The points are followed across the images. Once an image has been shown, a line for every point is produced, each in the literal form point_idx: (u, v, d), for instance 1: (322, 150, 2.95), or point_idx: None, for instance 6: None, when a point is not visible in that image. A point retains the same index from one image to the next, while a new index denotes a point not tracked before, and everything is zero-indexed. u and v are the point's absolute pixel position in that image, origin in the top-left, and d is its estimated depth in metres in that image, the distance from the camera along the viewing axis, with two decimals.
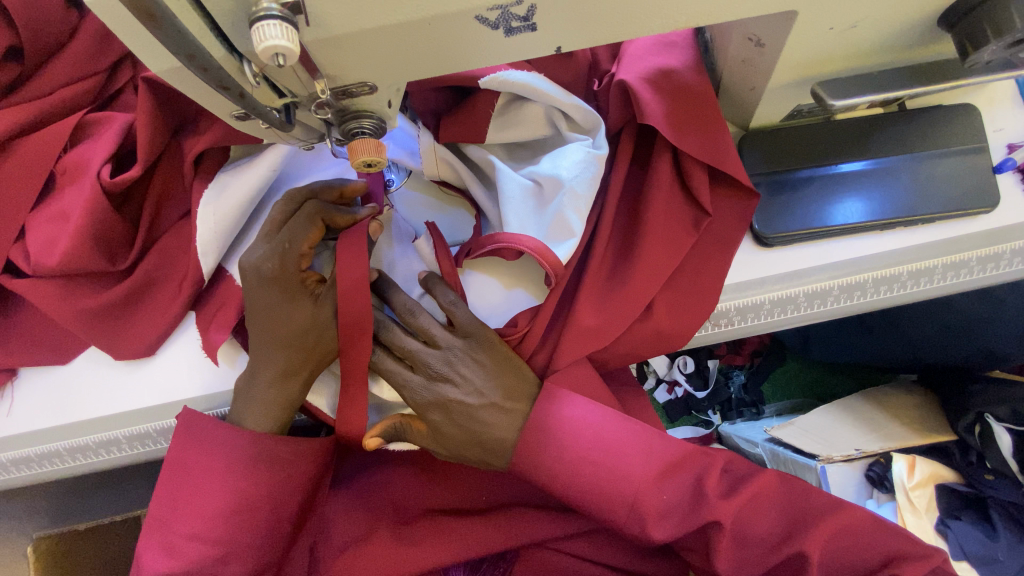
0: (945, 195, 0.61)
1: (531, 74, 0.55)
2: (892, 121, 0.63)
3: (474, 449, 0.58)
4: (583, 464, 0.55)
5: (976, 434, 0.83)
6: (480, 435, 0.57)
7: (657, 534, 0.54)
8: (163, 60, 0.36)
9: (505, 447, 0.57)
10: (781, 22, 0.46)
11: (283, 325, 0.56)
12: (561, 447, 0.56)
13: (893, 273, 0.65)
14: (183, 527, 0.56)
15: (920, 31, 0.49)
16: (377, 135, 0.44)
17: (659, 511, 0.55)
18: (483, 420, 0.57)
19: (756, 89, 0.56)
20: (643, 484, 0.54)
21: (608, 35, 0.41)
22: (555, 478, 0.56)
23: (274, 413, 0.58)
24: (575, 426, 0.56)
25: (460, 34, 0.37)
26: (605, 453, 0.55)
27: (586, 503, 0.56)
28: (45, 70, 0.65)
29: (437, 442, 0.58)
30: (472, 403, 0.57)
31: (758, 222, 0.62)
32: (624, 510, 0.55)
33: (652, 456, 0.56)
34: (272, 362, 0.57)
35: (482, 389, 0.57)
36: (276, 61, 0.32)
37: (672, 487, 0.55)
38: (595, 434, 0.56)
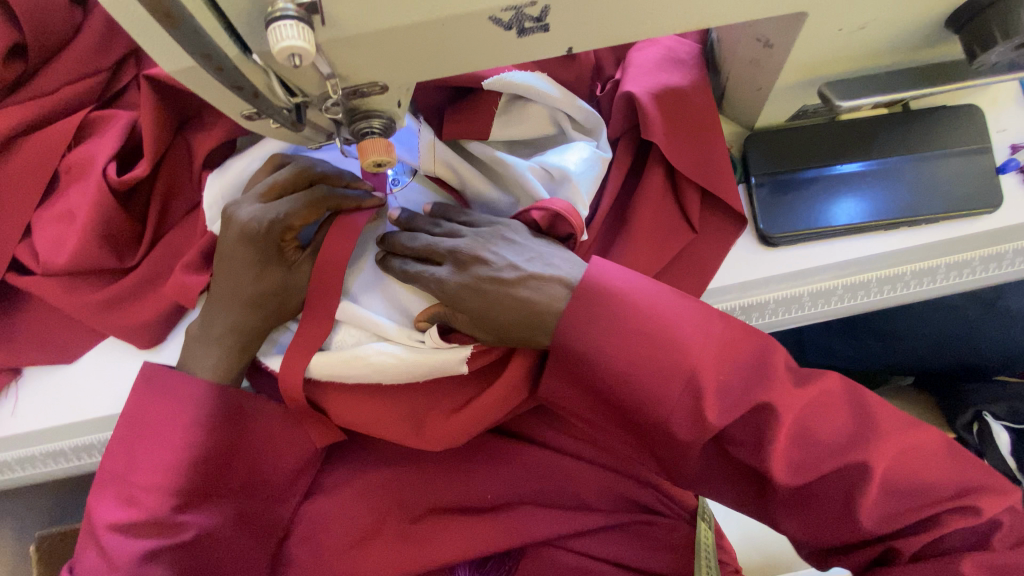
0: (948, 192, 0.61)
1: (532, 75, 0.55)
2: (897, 119, 0.63)
3: (519, 324, 0.53)
4: (632, 321, 0.51)
5: (975, 433, 0.84)
6: (539, 320, 0.52)
7: (711, 417, 0.49)
8: (176, 60, 0.36)
9: (553, 311, 0.52)
10: (791, 24, 0.46)
11: (254, 279, 0.57)
12: (613, 315, 0.51)
13: (898, 271, 0.66)
14: (141, 479, 0.58)
15: (929, 32, 0.49)
16: (387, 134, 0.44)
17: (713, 391, 0.49)
18: (523, 295, 0.52)
19: (763, 89, 0.56)
20: (695, 358, 0.49)
21: (621, 36, 0.41)
22: (612, 358, 0.51)
23: (231, 362, 0.61)
24: (612, 285, 0.52)
25: (472, 34, 0.37)
26: (654, 324, 0.51)
27: (625, 369, 0.50)
28: (49, 68, 0.64)
29: (475, 317, 0.54)
30: (505, 277, 0.53)
31: (763, 221, 0.63)
32: (678, 389, 0.50)
33: (684, 314, 0.51)
34: (236, 315, 0.59)
35: (514, 263, 0.53)
36: (291, 62, 0.32)
37: (732, 369, 0.50)
38: (628, 295, 0.52)
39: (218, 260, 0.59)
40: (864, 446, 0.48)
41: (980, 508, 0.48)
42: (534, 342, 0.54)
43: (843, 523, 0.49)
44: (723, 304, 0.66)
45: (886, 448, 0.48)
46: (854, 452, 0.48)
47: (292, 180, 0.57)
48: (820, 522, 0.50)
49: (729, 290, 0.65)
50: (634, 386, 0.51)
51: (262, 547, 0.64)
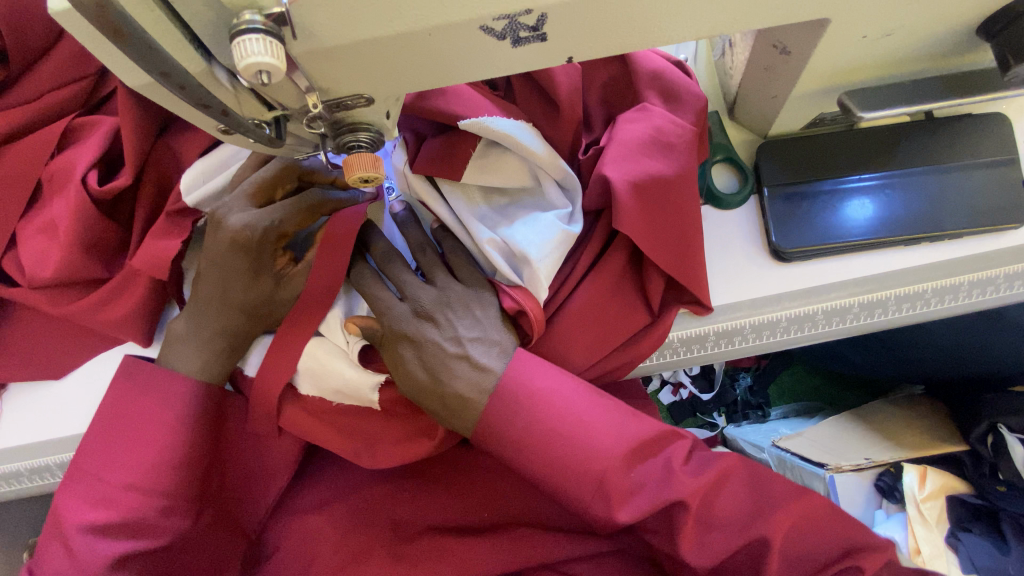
0: (971, 208, 0.58)
1: (516, 123, 0.53)
2: (920, 130, 0.59)
3: (443, 405, 0.52)
4: (554, 420, 0.49)
5: (988, 445, 0.80)
6: (460, 408, 0.51)
7: (619, 514, 0.48)
8: (138, 75, 0.33)
9: (477, 408, 0.51)
10: (810, 31, 0.42)
11: (238, 281, 0.55)
12: (527, 413, 0.50)
13: (918, 290, 0.62)
14: (117, 478, 0.55)
15: (961, 38, 0.45)
16: (375, 148, 0.42)
17: (628, 489, 0.49)
18: (461, 373, 0.52)
19: (778, 97, 0.52)
20: (610, 462, 0.48)
21: (624, 44, 0.37)
22: (528, 457, 0.50)
23: (211, 368, 0.59)
24: (532, 383, 0.51)
25: (463, 45, 0.34)
26: (571, 427, 0.49)
27: (535, 470, 0.50)
28: (31, 74, 0.61)
29: (407, 378, 0.53)
30: (451, 351, 0.52)
31: (775, 235, 0.59)
32: (589, 488, 0.48)
33: (602, 411, 0.50)
34: (223, 319, 0.57)
35: (467, 342, 0.53)
36: (259, 79, 0.29)
37: (645, 468, 0.49)
38: (557, 388, 0.51)
39: (206, 259, 0.56)
40: (765, 519, 0.47)
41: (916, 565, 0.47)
42: (451, 425, 0.53)
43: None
44: (732, 322, 0.63)
45: (800, 505, 0.48)
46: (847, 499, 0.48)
47: (283, 180, 0.54)
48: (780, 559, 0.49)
49: (739, 307, 0.62)
50: (545, 472, 0.49)
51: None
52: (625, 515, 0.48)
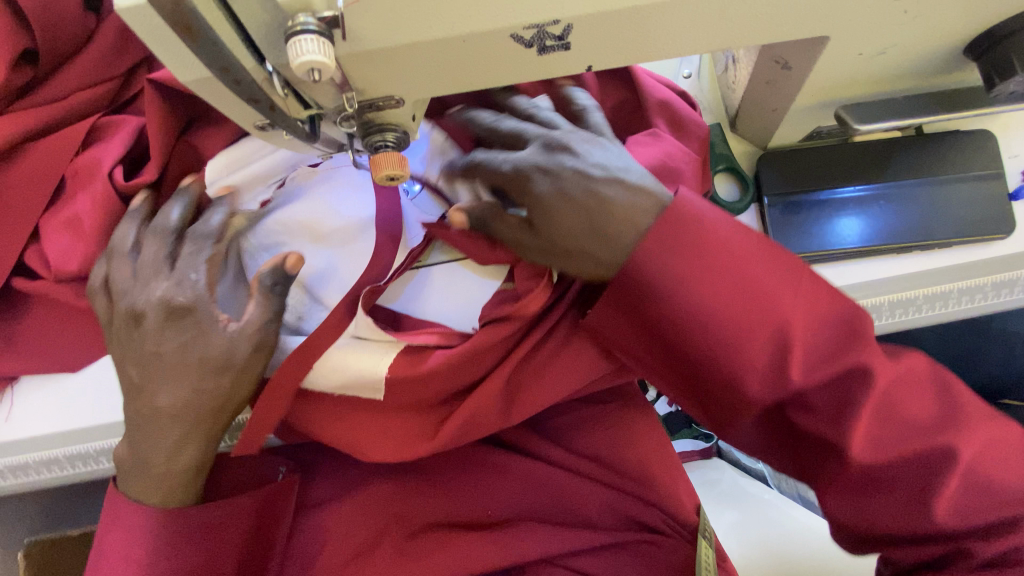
0: (959, 218, 0.61)
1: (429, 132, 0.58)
2: (911, 144, 0.63)
3: (590, 240, 0.45)
4: (734, 269, 0.43)
5: None
6: (585, 245, 0.45)
7: (795, 377, 0.41)
8: (191, 70, 0.35)
9: (622, 246, 0.44)
10: (810, 48, 0.45)
11: (198, 358, 0.51)
12: (725, 280, 0.43)
13: (908, 296, 0.65)
14: (117, 559, 0.54)
15: (950, 57, 0.48)
16: (400, 147, 0.44)
17: (805, 346, 0.42)
18: (597, 249, 0.45)
19: (779, 110, 0.55)
20: (795, 320, 0.42)
21: (641, 55, 0.40)
22: (669, 244, 0.43)
23: (173, 493, 0.55)
24: (701, 218, 0.44)
25: (493, 51, 0.37)
26: (750, 297, 0.42)
27: (691, 330, 0.44)
28: (58, 75, 0.64)
29: (542, 224, 0.46)
30: (595, 199, 0.45)
31: (775, 242, 0.62)
32: (762, 334, 0.42)
33: (782, 274, 0.43)
34: (185, 448, 0.54)
35: (610, 194, 0.45)
36: (310, 76, 0.31)
37: (824, 328, 0.43)
38: (739, 241, 0.43)
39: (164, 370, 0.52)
40: (955, 430, 0.41)
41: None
42: (585, 255, 0.46)
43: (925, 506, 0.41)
44: None
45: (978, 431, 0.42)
46: None
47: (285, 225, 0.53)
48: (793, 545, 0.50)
49: None
50: (695, 344, 0.44)
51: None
52: (800, 377, 0.42)
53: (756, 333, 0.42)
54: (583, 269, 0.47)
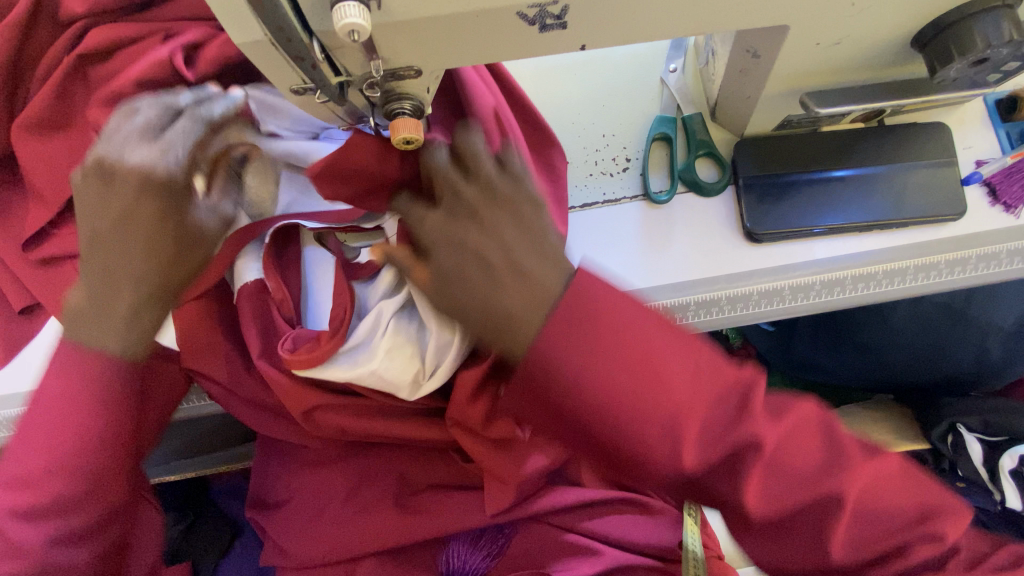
0: (915, 201, 0.68)
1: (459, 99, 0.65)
2: (872, 134, 0.70)
3: (511, 271, 0.46)
4: (632, 346, 0.42)
5: (949, 443, 0.92)
6: (505, 321, 0.45)
7: (688, 459, 0.43)
8: (245, 33, 0.40)
9: (550, 294, 0.44)
10: (776, 37, 0.52)
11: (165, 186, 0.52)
12: (592, 349, 0.42)
13: (869, 271, 0.70)
14: None
15: (898, 49, 0.55)
16: (416, 115, 0.50)
17: (694, 436, 0.43)
18: (511, 288, 0.45)
19: (751, 98, 0.62)
20: (689, 406, 0.42)
21: (626, 36, 0.47)
22: (575, 339, 0.42)
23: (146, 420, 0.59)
24: (601, 296, 0.43)
25: (501, 26, 0.43)
26: (644, 363, 0.42)
27: (604, 429, 0.43)
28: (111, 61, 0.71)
29: (444, 240, 0.49)
30: (512, 255, 0.46)
31: (749, 219, 0.69)
32: (660, 429, 0.42)
33: (672, 342, 0.43)
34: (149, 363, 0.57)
35: (515, 243, 0.47)
36: (351, 37, 0.37)
37: (720, 409, 0.44)
38: (633, 308, 0.43)
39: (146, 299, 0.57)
40: (838, 474, 0.46)
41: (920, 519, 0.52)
42: (534, 284, 0.45)
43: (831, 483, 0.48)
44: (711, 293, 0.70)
45: (866, 473, 0.47)
46: None
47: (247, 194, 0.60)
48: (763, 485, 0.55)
49: (718, 279, 0.70)
50: (593, 417, 0.43)
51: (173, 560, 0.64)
52: (689, 460, 0.43)
53: (664, 440, 0.42)
54: (507, 342, 0.45)
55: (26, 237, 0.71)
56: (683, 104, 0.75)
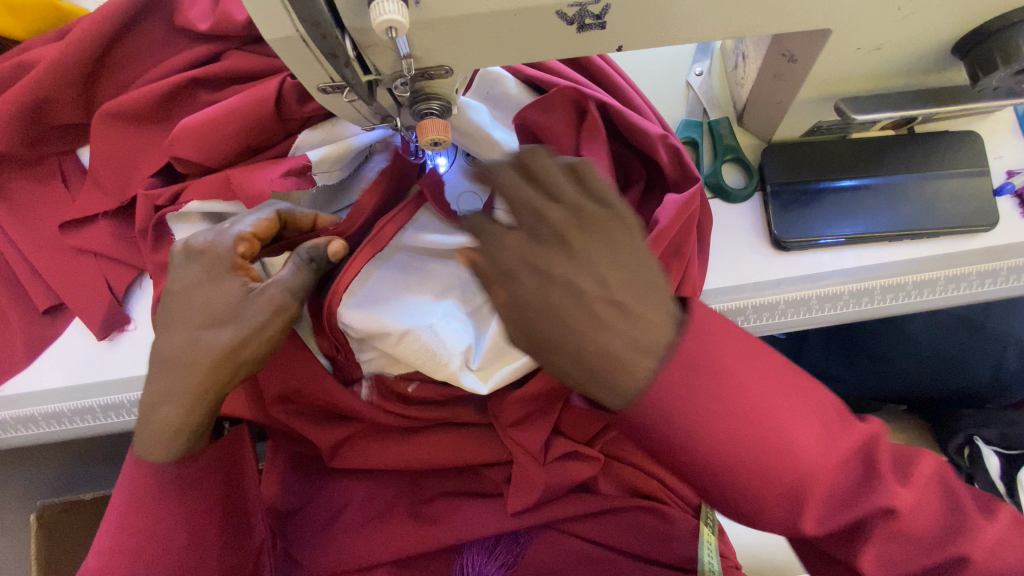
0: (948, 211, 0.66)
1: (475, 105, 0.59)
2: (904, 141, 0.68)
3: (599, 360, 0.39)
4: (757, 413, 0.39)
5: (965, 456, 0.88)
6: (606, 370, 0.38)
7: (809, 527, 0.41)
8: (276, 29, 0.39)
9: (653, 351, 0.39)
10: (816, 41, 0.50)
11: (205, 306, 0.53)
12: (722, 385, 0.39)
13: (899, 281, 0.69)
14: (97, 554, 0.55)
15: (938, 56, 0.54)
16: (444, 115, 0.49)
17: (821, 496, 0.41)
18: (601, 321, 0.39)
19: (783, 103, 0.61)
20: (815, 472, 0.40)
21: (664, 38, 0.45)
22: (685, 405, 0.38)
23: (166, 441, 0.54)
24: (740, 380, 0.39)
25: (539, 25, 0.42)
26: (764, 433, 0.39)
27: (709, 480, 0.41)
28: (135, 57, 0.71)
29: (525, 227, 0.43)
30: (579, 202, 0.41)
31: (777, 227, 0.67)
32: (779, 495, 0.40)
33: (802, 399, 0.41)
34: (163, 386, 0.53)
35: (575, 185, 0.42)
36: (388, 34, 0.36)
37: (845, 475, 0.42)
38: (744, 359, 0.40)
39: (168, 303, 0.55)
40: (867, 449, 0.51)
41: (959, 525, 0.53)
42: (603, 344, 0.38)
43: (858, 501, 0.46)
44: (736, 301, 0.69)
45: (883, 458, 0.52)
46: None
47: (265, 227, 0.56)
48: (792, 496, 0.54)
49: (743, 287, 0.69)
50: (709, 479, 0.40)
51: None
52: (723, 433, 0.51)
53: (782, 499, 0.40)
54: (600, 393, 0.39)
55: (49, 236, 0.71)
56: (709, 108, 0.74)
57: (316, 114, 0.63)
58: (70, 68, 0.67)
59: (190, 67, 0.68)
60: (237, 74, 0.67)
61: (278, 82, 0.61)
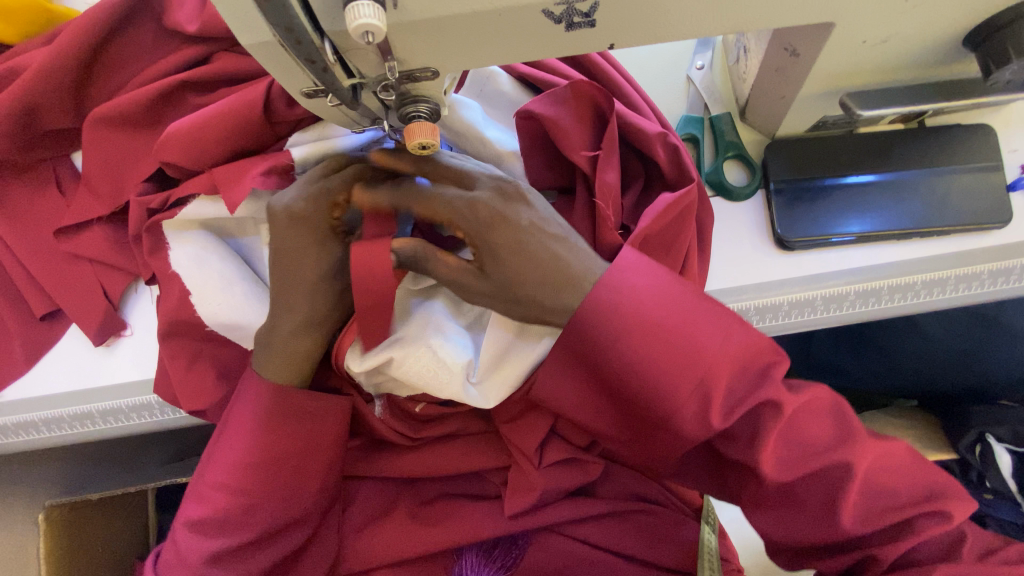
0: (958, 207, 0.64)
1: (468, 110, 0.57)
2: (912, 136, 0.66)
3: (544, 292, 0.51)
4: (688, 331, 0.50)
5: (977, 454, 0.85)
6: (552, 296, 0.51)
7: (716, 420, 0.49)
8: (253, 34, 0.38)
9: (578, 296, 0.51)
10: (818, 35, 0.48)
11: (312, 261, 0.57)
12: (627, 300, 0.50)
13: (908, 281, 0.67)
14: (210, 478, 0.62)
15: (948, 49, 0.52)
16: (433, 119, 0.47)
17: (724, 401, 0.50)
18: (557, 260, 0.51)
19: (786, 98, 0.59)
20: (717, 362, 0.49)
21: (657, 36, 0.43)
22: (619, 333, 0.50)
23: (290, 365, 0.61)
24: (632, 283, 0.50)
25: (526, 25, 0.40)
26: (675, 325, 0.50)
27: (634, 388, 0.51)
28: (129, 61, 0.70)
29: (492, 259, 0.52)
30: (542, 229, 0.53)
31: (780, 225, 0.65)
32: (688, 390, 0.49)
33: (709, 320, 0.50)
34: (283, 317, 0.60)
35: (550, 217, 0.54)
36: (365, 39, 0.35)
37: (743, 377, 0.51)
38: (650, 279, 0.51)
39: (272, 257, 0.58)
40: (851, 446, 0.51)
41: (953, 513, 0.50)
42: (547, 314, 0.52)
43: (841, 525, 0.50)
44: (738, 303, 0.68)
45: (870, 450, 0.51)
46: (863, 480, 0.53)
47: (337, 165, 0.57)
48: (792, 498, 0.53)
49: (745, 289, 0.67)
50: (637, 382, 0.50)
51: (298, 524, 0.65)
52: (722, 421, 0.50)
53: (695, 398, 0.49)
54: (534, 318, 0.53)
55: (46, 243, 0.71)
56: (710, 103, 0.72)
57: (306, 117, 0.61)
58: (61, 73, 0.66)
59: (182, 69, 0.67)
60: (227, 76, 0.66)
61: (267, 84, 0.59)
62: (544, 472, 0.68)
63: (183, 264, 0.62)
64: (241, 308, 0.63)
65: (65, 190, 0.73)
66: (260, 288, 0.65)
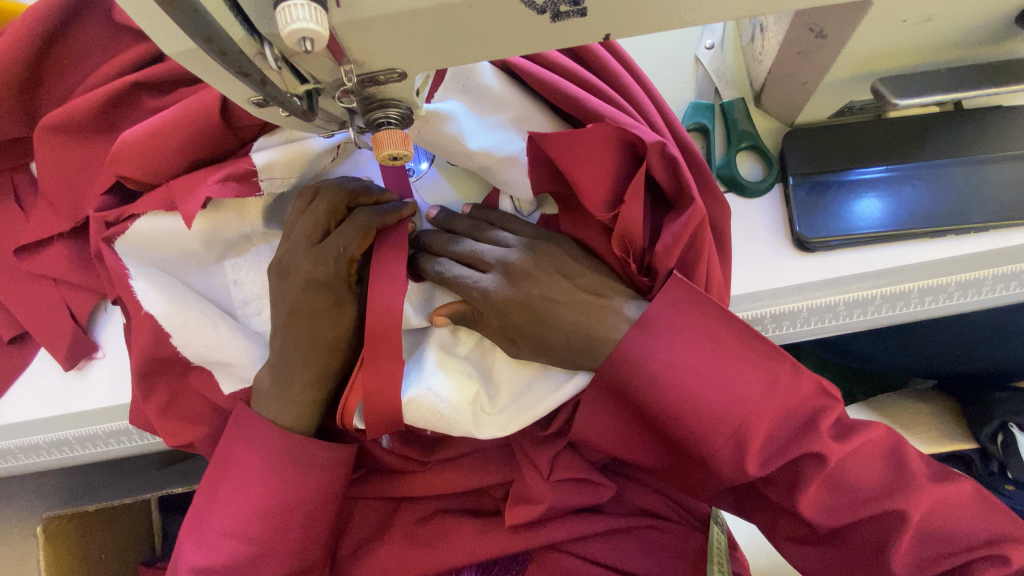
0: (1000, 200, 0.57)
1: (445, 110, 0.51)
2: (946, 121, 0.59)
3: (577, 346, 0.52)
4: (728, 380, 0.48)
5: (999, 444, 0.76)
6: (587, 346, 0.52)
7: (750, 468, 0.49)
8: (178, 41, 0.32)
9: (607, 344, 0.51)
10: (849, 15, 0.41)
11: (332, 322, 0.56)
12: (665, 350, 0.49)
13: (940, 283, 0.61)
14: (217, 525, 0.59)
15: (1001, 24, 0.44)
16: (405, 124, 0.41)
17: (760, 442, 0.49)
18: (583, 318, 0.52)
19: (809, 83, 0.52)
20: (753, 410, 0.48)
21: (661, 26, 0.37)
22: (653, 381, 0.49)
23: (301, 411, 0.59)
24: (673, 324, 0.50)
25: (503, 17, 0.34)
26: (713, 374, 0.49)
27: (672, 430, 0.50)
28: (79, 58, 0.64)
29: (514, 329, 0.53)
30: (559, 296, 0.53)
31: (800, 225, 0.59)
32: (725, 436, 0.49)
33: (757, 368, 0.49)
34: (296, 371, 0.57)
35: (572, 273, 0.54)
36: (303, 46, 0.29)
37: (785, 421, 0.49)
38: (688, 321, 0.50)
39: (285, 316, 0.56)
40: (900, 495, 0.49)
41: (1013, 558, 0.48)
42: (580, 364, 0.53)
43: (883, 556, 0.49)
44: (754, 311, 0.62)
45: (923, 498, 0.49)
46: (893, 506, 0.48)
47: (336, 212, 0.54)
48: (811, 520, 0.50)
49: (761, 295, 0.61)
50: (677, 424, 0.50)
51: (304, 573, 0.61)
52: (757, 468, 0.49)
53: (729, 444, 0.49)
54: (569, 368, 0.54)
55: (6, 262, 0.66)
56: (721, 88, 0.65)
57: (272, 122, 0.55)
58: (5, 78, 0.60)
59: (135, 69, 0.61)
60: (186, 77, 0.60)
61: None
62: (548, 490, 0.64)
63: (149, 299, 0.57)
64: (222, 343, 0.60)
65: (24, 204, 0.68)
66: (241, 325, 0.62)
